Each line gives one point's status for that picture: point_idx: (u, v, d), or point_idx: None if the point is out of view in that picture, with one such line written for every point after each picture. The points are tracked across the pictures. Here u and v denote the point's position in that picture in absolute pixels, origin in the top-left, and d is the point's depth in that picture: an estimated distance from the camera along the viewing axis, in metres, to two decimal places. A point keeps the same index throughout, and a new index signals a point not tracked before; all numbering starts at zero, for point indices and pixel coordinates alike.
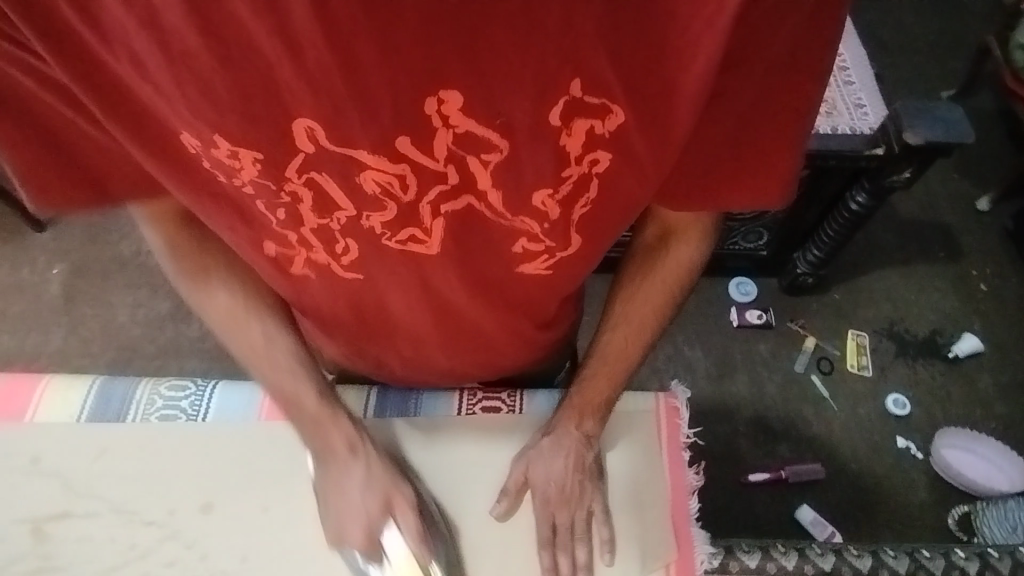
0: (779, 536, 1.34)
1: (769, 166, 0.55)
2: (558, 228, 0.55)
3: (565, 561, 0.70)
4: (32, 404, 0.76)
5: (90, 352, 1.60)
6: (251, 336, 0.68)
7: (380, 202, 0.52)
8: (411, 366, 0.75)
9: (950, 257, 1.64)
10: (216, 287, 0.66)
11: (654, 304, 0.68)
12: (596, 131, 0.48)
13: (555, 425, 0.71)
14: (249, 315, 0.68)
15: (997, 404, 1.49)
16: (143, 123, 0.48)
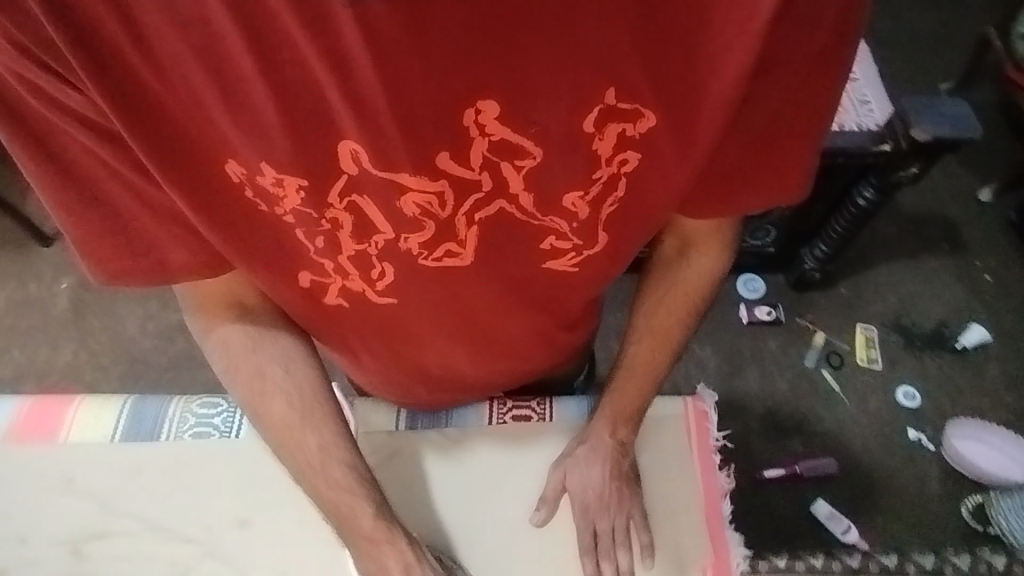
0: (795, 531, 1.35)
1: (795, 160, 0.55)
2: (589, 226, 0.54)
3: (608, 566, 0.71)
4: (65, 423, 0.76)
5: (101, 366, 1.60)
6: (302, 448, 0.65)
7: (419, 223, 0.51)
8: (438, 388, 0.74)
9: (954, 249, 1.65)
10: (273, 395, 0.65)
11: (677, 314, 0.68)
12: (627, 134, 0.48)
13: (589, 434, 0.72)
14: (305, 427, 0.65)
15: (1005, 394, 1.50)
16: (189, 160, 0.47)
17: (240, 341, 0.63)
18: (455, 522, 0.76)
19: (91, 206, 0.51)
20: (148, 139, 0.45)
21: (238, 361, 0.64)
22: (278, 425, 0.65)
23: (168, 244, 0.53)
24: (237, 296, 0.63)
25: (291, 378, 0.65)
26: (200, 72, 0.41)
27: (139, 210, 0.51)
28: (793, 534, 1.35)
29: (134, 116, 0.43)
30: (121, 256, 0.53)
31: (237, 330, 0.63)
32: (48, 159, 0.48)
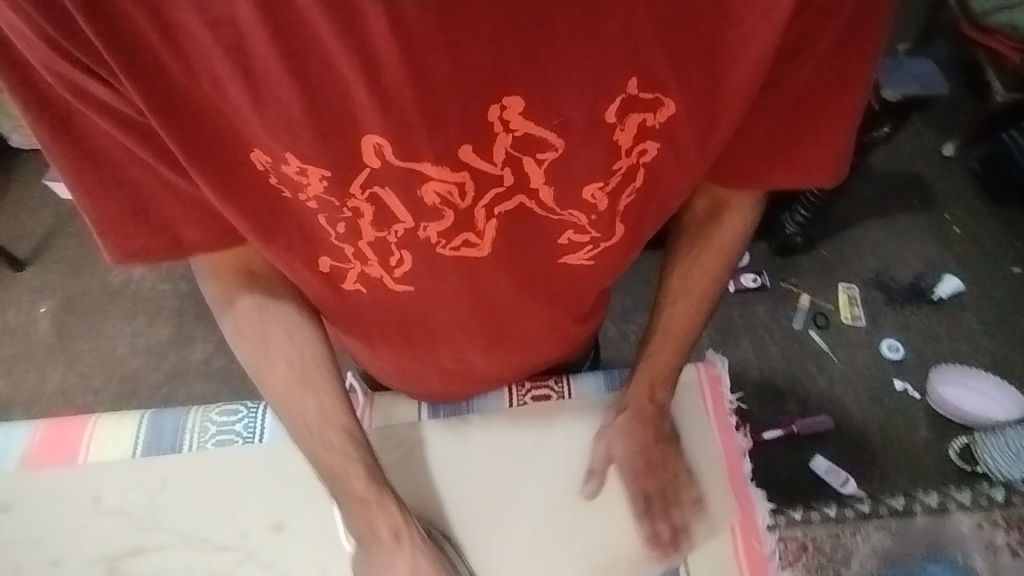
0: (798, 488, 1.40)
1: (819, 140, 0.57)
2: (606, 219, 0.56)
3: (664, 527, 0.74)
4: (83, 443, 0.76)
5: (91, 388, 1.56)
6: (305, 411, 0.66)
7: (438, 212, 0.51)
8: (452, 380, 0.75)
9: (925, 204, 1.71)
10: (274, 355, 0.65)
11: (710, 272, 0.69)
12: (647, 123, 0.50)
13: (627, 401, 0.74)
14: (305, 387, 0.66)
15: (983, 339, 1.56)
16: (213, 145, 0.47)
17: (249, 309, 0.63)
18: (456, 492, 0.78)
19: (116, 194, 0.52)
20: (176, 130, 0.46)
21: (245, 327, 0.63)
22: (283, 385, 0.65)
23: (189, 227, 0.54)
24: (248, 264, 0.61)
25: (297, 345, 0.65)
26: (227, 69, 0.42)
27: (164, 197, 0.52)
28: (795, 490, 1.40)
29: (163, 106, 0.44)
30: (144, 239, 0.54)
31: (246, 298, 0.62)
32: (81, 150, 0.49)
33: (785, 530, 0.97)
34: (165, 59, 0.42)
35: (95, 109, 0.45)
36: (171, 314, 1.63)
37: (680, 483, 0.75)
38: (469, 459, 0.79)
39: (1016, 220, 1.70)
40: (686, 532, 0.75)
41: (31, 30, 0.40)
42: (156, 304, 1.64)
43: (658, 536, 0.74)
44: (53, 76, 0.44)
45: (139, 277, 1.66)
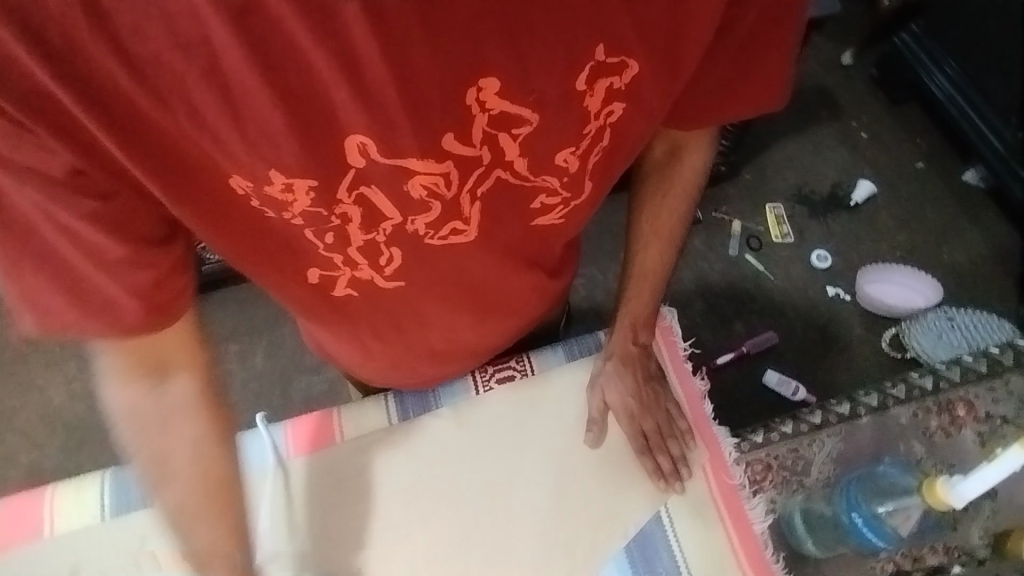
0: (753, 404, 1.49)
1: (770, 70, 0.61)
2: (578, 181, 0.57)
3: (664, 459, 0.80)
4: (46, 515, 0.75)
5: (37, 444, 1.43)
6: (208, 538, 0.61)
7: (425, 204, 0.53)
8: (443, 360, 0.77)
9: (832, 115, 1.79)
10: (172, 466, 0.60)
11: (675, 210, 0.77)
12: (614, 87, 0.52)
13: (614, 348, 0.82)
14: (205, 508, 0.61)
15: (898, 235, 1.67)
16: (191, 175, 0.49)
17: (150, 411, 0.58)
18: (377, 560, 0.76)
19: (55, 276, 0.50)
20: (149, 168, 0.47)
21: (145, 434, 0.59)
22: (174, 504, 0.61)
23: (123, 302, 0.52)
24: (159, 359, 0.58)
25: (197, 464, 0.60)
26: (203, 91, 0.44)
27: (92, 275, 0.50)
28: (752, 406, 1.49)
29: (132, 147, 0.45)
30: (78, 317, 0.52)
31: (147, 399, 0.58)
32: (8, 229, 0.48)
33: (748, 454, 0.95)
34: (132, 91, 0.43)
35: (44, 180, 0.45)
36: None
37: (671, 417, 0.82)
38: (397, 521, 0.77)
39: (913, 119, 1.79)
40: (685, 460, 0.81)
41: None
42: None
43: (660, 469, 0.80)
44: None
45: None
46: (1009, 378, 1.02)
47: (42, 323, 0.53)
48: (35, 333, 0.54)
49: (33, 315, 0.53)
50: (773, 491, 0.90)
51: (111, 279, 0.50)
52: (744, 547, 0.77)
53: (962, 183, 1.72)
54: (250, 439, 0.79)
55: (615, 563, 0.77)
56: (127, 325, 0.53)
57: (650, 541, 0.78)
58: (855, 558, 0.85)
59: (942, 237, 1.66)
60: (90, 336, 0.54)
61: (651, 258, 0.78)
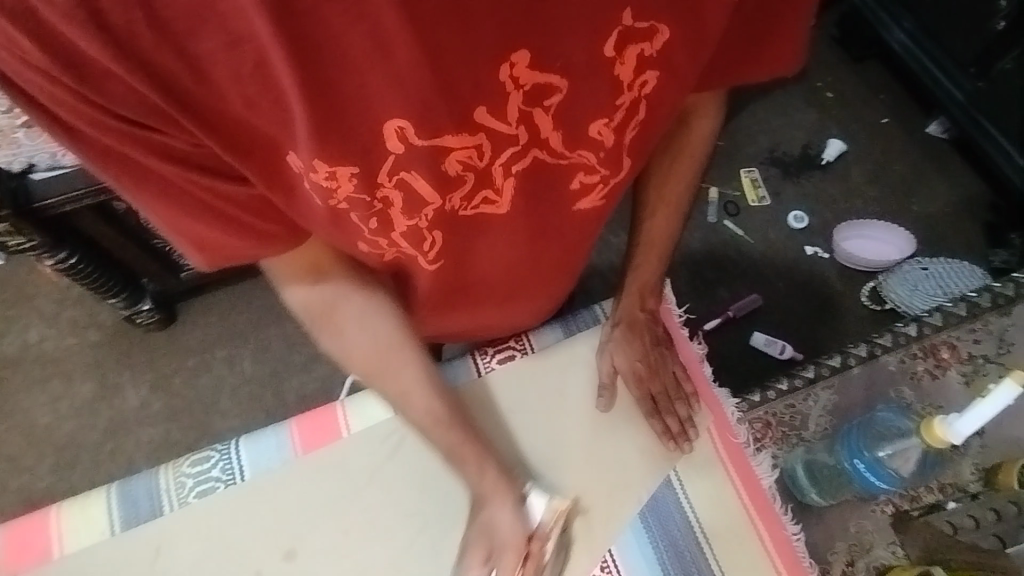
0: (743, 366, 1.52)
1: (780, 34, 0.63)
2: (613, 155, 0.59)
3: (672, 421, 0.82)
4: (53, 536, 0.74)
5: (26, 467, 1.40)
6: (409, 383, 0.69)
7: (460, 178, 0.55)
8: (494, 321, 0.79)
9: (798, 77, 1.82)
10: (352, 334, 0.67)
11: (684, 178, 0.77)
12: (645, 53, 0.53)
13: (620, 315, 0.83)
14: (392, 363, 0.68)
15: (870, 190, 1.70)
16: (255, 151, 0.48)
17: (317, 301, 0.64)
18: (530, 441, 0.80)
19: (208, 218, 0.53)
20: (235, 154, 0.48)
21: (320, 320, 0.65)
22: (364, 372, 0.69)
23: (279, 226, 0.55)
24: (315, 259, 0.62)
25: (372, 333, 0.67)
26: (252, 87, 0.43)
27: (244, 213, 0.53)
28: (742, 368, 1.52)
29: (222, 136, 0.47)
30: (241, 246, 0.55)
31: (314, 291, 0.64)
32: (152, 186, 0.50)
33: (747, 414, 0.98)
34: (187, 81, 0.42)
35: (166, 155, 0.47)
36: (89, 368, 1.47)
37: (678, 379, 0.84)
38: (525, 417, 0.81)
39: (876, 75, 1.83)
40: (692, 422, 0.83)
41: (75, 98, 0.42)
42: (70, 363, 1.47)
43: (669, 429, 0.81)
44: (104, 132, 0.44)
45: (39, 338, 1.49)
46: (988, 319, 1.06)
47: (211, 257, 0.57)
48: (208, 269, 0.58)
49: (201, 251, 0.56)
50: (775, 447, 0.93)
51: (260, 209, 0.53)
52: (748, 495, 0.80)
53: (925, 135, 1.76)
54: (254, 440, 0.78)
55: (631, 530, 0.79)
56: (284, 240, 0.57)
57: (662, 506, 0.81)
58: (857, 502, 0.89)
59: (911, 190, 1.70)
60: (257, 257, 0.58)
61: (659, 225, 0.79)
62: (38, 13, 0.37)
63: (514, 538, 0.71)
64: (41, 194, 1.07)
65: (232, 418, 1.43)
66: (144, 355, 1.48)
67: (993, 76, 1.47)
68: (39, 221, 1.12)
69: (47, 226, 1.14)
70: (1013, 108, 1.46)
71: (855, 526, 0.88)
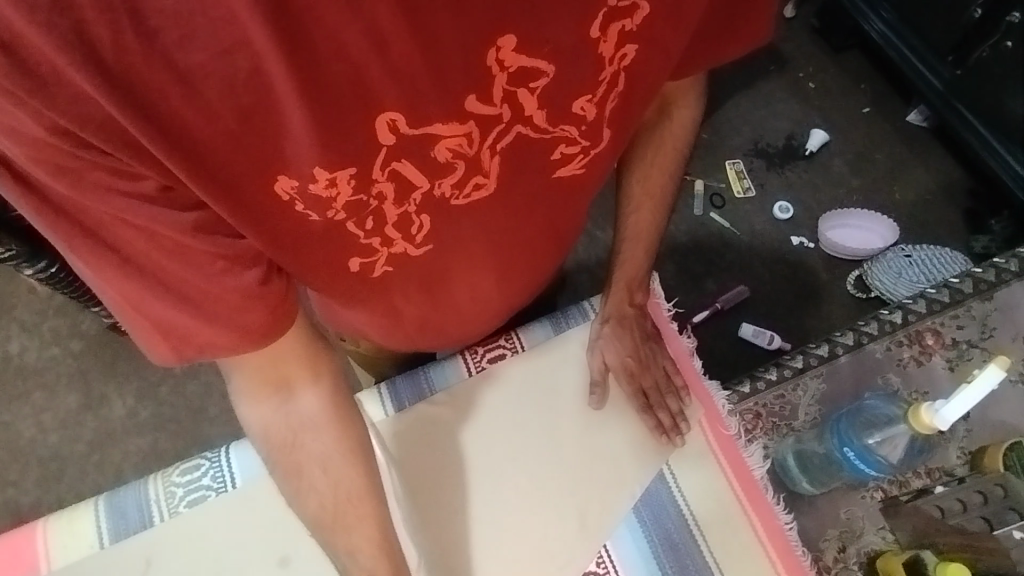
0: (732, 358, 1.53)
1: (754, 15, 0.65)
2: (595, 128, 0.60)
3: (664, 415, 0.83)
4: (41, 552, 0.73)
5: (11, 482, 1.37)
6: (360, 539, 0.64)
7: (450, 165, 0.54)
8: (472, 323, 0.78)
9: (780, 68, 1.83)
10: (308, 466, 0.63)
11: (669, 168, 0.77)
12: (626, 29, 0.54)
13: (609, 311, 0.82)
14: (347, 503, 0.64)
15: (853, 179, 1.72)
16: (232, 165, 0.46)
17: (275, 419, 0.61)
18: (484, 541, 0.76)
19: (168, 299, 0.51)
20: (214, 184, 0.47)
21: (278, 440, 0.62)
22: (316, 513, 0.63)
23: (248, 314, 0.53)
24: (283, 372, 0.61)
25: (331, 471, 0.63)
26: (247, 96, 0.42)
27: (203, 285, 0.51)
28: (732, 359, 1.53)
29: (199, 164, 0.45)
30: (208, 332, 0.53)
31: (279, 413, 0.61)
32: (120, 261, 0.49)
33: (738, 405, 0.98)
34: (174, 96, 0.41)
35: (134, 203, 0.45)
36: (73, 379, 1.45)
37: (668, 374, 0.84)
38: (492, 487, 0.78)
39: (857, 65, 1.84)
40: (684, 415, 0.83)
41: (39, 127, 0.40)
42: (53, 375, 1.45)
43: (662, 424, 0.82)
44: (50, 172, 0.43)
45: (21, 350, 1.47)
46: (971, 305, 1.07)
47: (175, 351, 0.54)
48: (170, 365, 0.56)
49: (166, 344, 0.54)
50: (765, 438, 0.94)
51: (225, 286, 0.51)
52: (739, 482, 0.81)
53: (906, 123, 1.78)
54: (244, 446, 0.78)
55: (626, 525, 0.79)
56: (248, 336, 0.55)
57: (655, 499, 0.81)
58: (846, 489, 0.90)
59: (893, 178, 1.72)
60: (223, 354, 0.55)
61: (644, 220, 0.79)
62: (17, 29, 0.36)
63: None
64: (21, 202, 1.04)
65: (222, 424, 1.42)
66: (130, 364, 1.46)
67: (971, 65, 1.49)
68: (19, 233, 1.08)
69: (27, 236, 1.10)
70: (992, 96, 1.48)
71: (846, 512, 0.89)
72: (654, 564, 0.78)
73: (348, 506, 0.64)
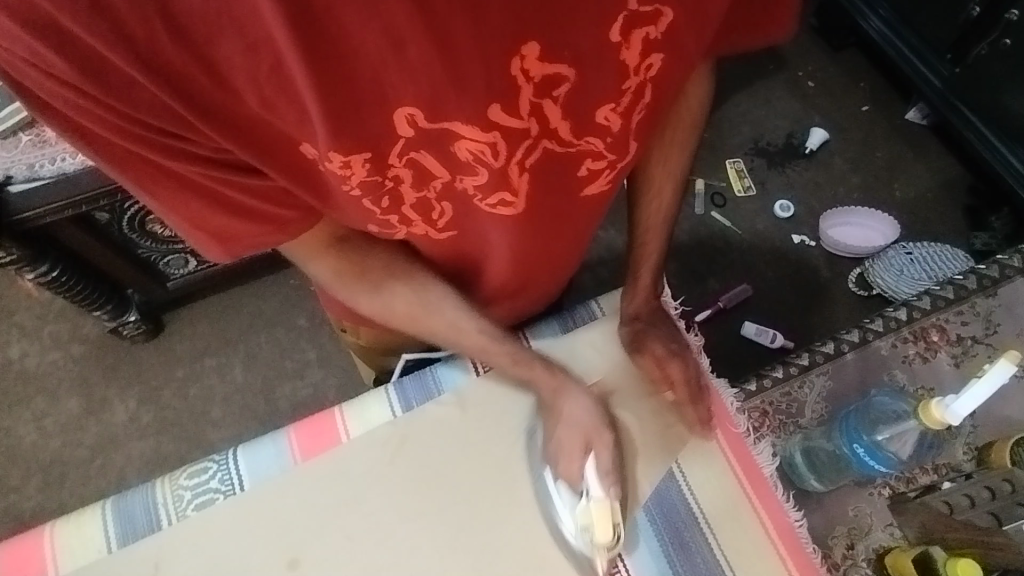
0: (734, 356, 1.53)
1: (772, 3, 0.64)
2: (621, 140, 0.59)
3: (681, 390, 0.83)
4: (49, 558, 0.73)
5: (13, 487, 1.37)
6: (433, 327, 0.76)
7: (475, 172, 0.55)
8: (508, 296, 0.82)
9: (779, 66, 1.83)
10: (389, 286, 0.73)
11: (676, 158, 0.79)
12: (651, 36, 0.51)
13: (634, 309, 0.86)
14: (429, 300, 0.75)
15: (853, 177, 1.72)
16: (269, 141, 0.49)
17: (349, 269, 0.71)
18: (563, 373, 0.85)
19: (221, 206, 0.54)
20: (252, 149, 0.49)
21: (355, 283, 0.72)
22: (406, 319, 0.75)
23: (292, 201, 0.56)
24: (330, 235, 0.68)
25: (405, 283, 0.74)
26: (263, 78, 0.43)
27: (255, 200, 0.54)
28: (734, 358, 1.53)
29: (238, 132, 0.48)
30: (257, 236, 0.57)
31: (340, 260, 0.70)
32: (172, 185, 0.51)
33: (745, 403, 0.98)
34: (202, 80, 0.43)
35: (178, 154, 0.48)
36: (74, 383, 1.44)
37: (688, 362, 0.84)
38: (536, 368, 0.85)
39: (854, 63, 1.84)
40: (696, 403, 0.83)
41: (84, 98, 0.42)
42: (55, 378, 1.45)
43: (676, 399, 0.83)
44: (107, 128, 0.45)
45: (22, 355, 1.46)
46: (975, 302, 1.07)
47: (230, 250, 0.58)
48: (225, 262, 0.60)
49: (221, 246, 0.58)
50: (773, 436, 0.94)
51: (273, 199, 0.55)
52: (749, 484, 0.81)
53: (905, 122, 1.78)
54: (252, 449, 0.78)
55: (640, 533, 0.79)
56: (294, 224, 0.58)
57: (666, 499, 0.81)
58: (854, 486, 0.90)
59: (893, 175, 1.72)
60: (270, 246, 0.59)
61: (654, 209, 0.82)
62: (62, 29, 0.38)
63: (590, 422, 0.78)
64: (19, 207, 1.02)
65: (224, 428, 1.41)
66: (131, 368, 1.45)
67: (970, 62, 1.49)
68: (19, 236, 1.09)
69: (29, 239, 1.11)
70: (987, 94, 1.49)
71: (853, 509, 0.89)
72: (666, 565, 0.78)
73: (432, 303, 0.75)
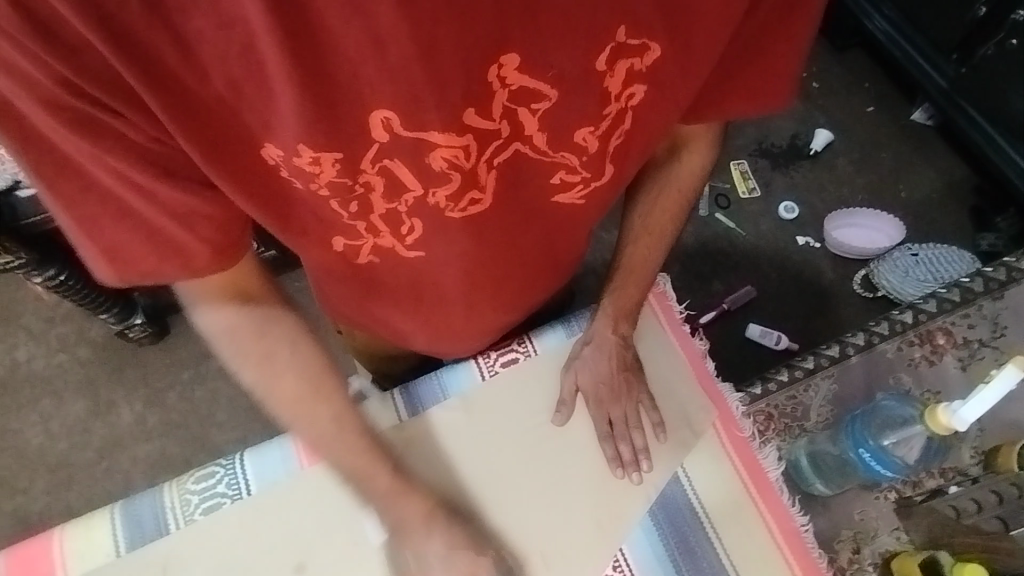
0: (739, 358, 1.53)
1: (769, 79, 0.66)
2: (596, 160, 0.60)
3: (626, 448, 0.81)
4: (58, 561, 0.73)
5: (19, 489, 1.38)
6: (316, 422, 0.66)
7: (446, 176, 0.54)
8: (476, 329, 0.78)
9: None
10: (281, 365, 0.65)
11: (671, 214, 0.81)
12: (635, 68, 0.54)
13: (593, 333, 0.83)
14: (318, 398, 0.66)
15: (857, 177, 1.72)
16: (231, 141, 0.48)
17: (247, 329, 0.63)
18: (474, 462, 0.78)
19: (129, 221, 0.51)
20: (205, 148, 0.48)
21: (246, 345, 0.64)
22: (287, 405, 0.66)
23: (207, 232, 0.53)
24: (242, 285, 0.62)
25: (297, 365, 0.65)
26: (240, 69, 0.43)
27: (166, 219, 0.51)
28: (739, 360, 1.53)
29: (196, 128, 0.46)
30: (153, 262, 0.54)
31: (234, 322, 0.63)
32: (87, 186, 0.48)
33: (749, 406, 0.98)
34: (183, 75, 0.43)
35: (122, 145, 0.46)
36: (81, 385, 1.45)
37: (641, 409, 0.83)
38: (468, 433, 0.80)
39: (859, 64, 1.84)
40: (645, 453, 0.81)
41: (46, 77, 0.41)
42: (62, 380, 1.45)
43: (620, 456, 0.80)
44: (55, 113, 0.43)
45: (29, 357, 1.47)
46: (981, 305, 1.07)
47: (123, 272, 0.54)
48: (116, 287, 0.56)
49: (114, 265, 0.53)
50: (778, 439, 0.94)
51: (186, 226, 0.52)
52: (753, 482, 0.81)
53: (910, 122, 1.78)
54: (261, 453, 0.78)
55: (642, 528, 0.79)
56: (199, 262, 0.55)
57: (671, 503, 0.81)
58: (860, 489, 0.90)
59: (897, 176, 1.72)
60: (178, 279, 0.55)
61: (639, 254, 0.81)
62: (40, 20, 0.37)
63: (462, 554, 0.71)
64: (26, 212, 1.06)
65: (230, 430, 1.42)
66: (137, 370, 1.46)
67: (975, 62, 1.48)
68: (26, 240, 1.10)
69: (35, 242, 1.12)
70: (992, 95, 1.48)
71: (860, 513, 0.89)
72: (671, 565, 0.78)
73: (319, 401, 0.66)
